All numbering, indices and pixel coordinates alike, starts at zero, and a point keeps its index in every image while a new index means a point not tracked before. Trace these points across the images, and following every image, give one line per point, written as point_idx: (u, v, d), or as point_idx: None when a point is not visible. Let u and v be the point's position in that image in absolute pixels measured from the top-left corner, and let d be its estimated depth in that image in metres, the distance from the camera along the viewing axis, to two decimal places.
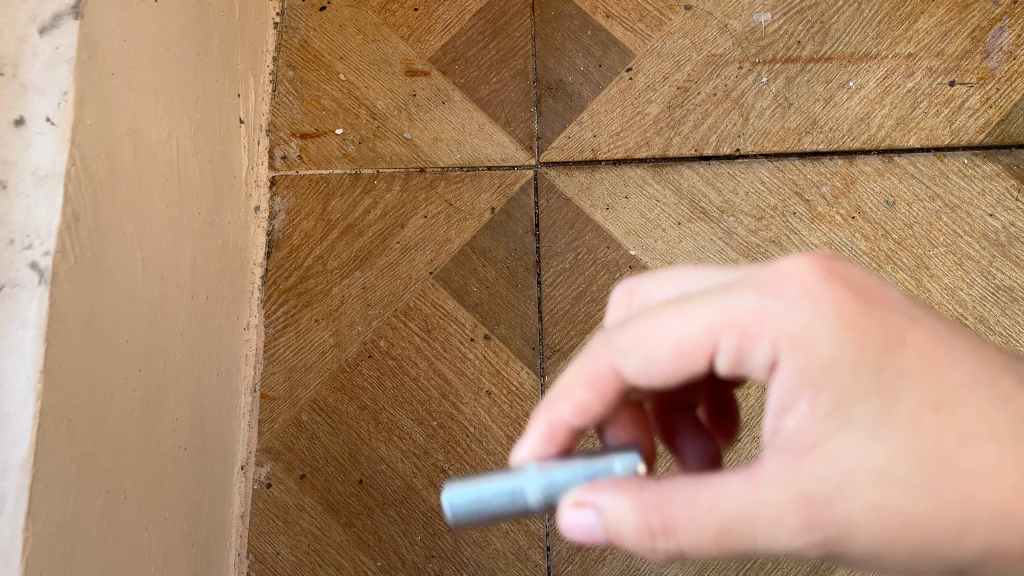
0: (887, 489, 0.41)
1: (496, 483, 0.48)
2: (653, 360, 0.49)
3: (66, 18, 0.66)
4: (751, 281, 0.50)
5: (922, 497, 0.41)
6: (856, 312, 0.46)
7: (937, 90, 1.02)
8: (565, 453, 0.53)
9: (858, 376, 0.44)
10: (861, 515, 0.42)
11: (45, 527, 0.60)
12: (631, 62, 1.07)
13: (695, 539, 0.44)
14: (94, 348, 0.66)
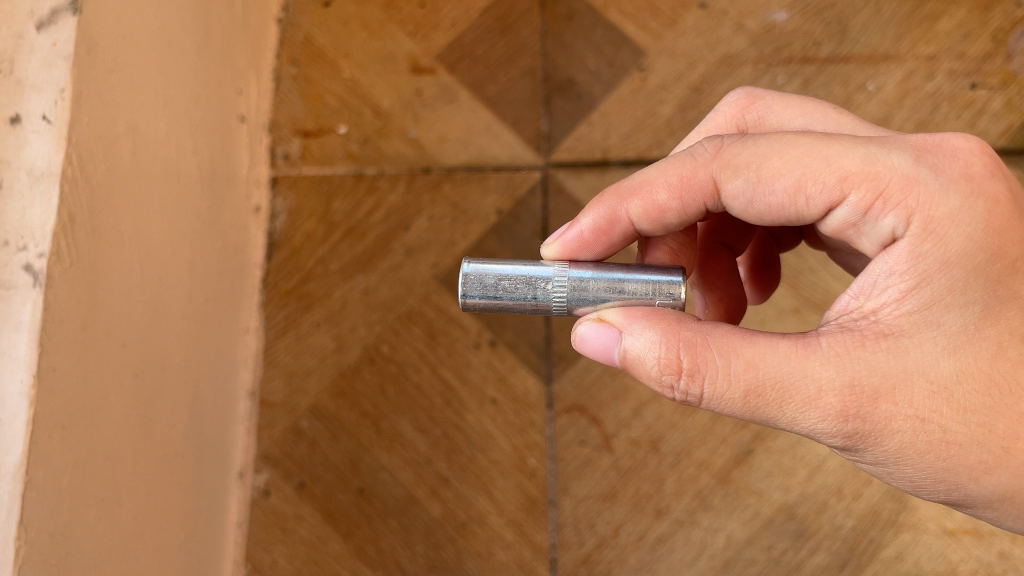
0: (943, 392, 0.50)
1: (518, 284, 0.61)
2: (765, 185, 0.56)
3: (64, 12, 0.63)
4: (911, 148, 0.53)
5: (973, 411, 0.50)
6: (998, 221, 0.50)
7: (958, 93, 0.99)
8: (610, 235, 0.64)
9: (971, 282, 0.50)
10: (903, 419, 0.50)
11: (38, 535, 0.58)
12: (644, 62, 1.05)
13: (734, 395, 0.53)
14: (88, 353, 0.64)
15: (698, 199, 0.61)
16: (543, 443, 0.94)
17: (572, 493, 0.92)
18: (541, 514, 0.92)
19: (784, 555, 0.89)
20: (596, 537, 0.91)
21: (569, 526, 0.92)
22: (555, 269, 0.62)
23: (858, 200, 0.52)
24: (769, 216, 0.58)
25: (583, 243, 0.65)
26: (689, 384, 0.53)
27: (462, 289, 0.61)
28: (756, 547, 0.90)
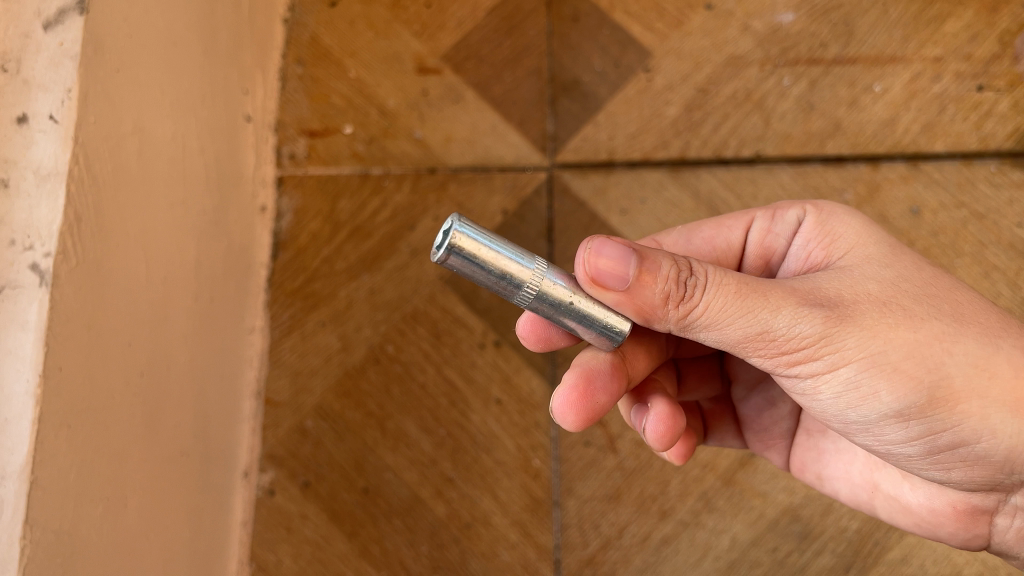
0: (892, 286, 0.59)
1: (500, 267, 0.55)
2: (695, 232, 0.77)
3: (72, 13, 0.63)
4: None
5: (922, 297, 0.58)
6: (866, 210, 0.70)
7: (964, 95, 0.99)
8: None
9: (873, 231, 0.65)
10: (868, 301, 0.57)
11: (44, 535, 0.58)
12: (650, 62, 1.05)
13: (727, 285, 0.56)
14: (94, 352, 0.64)
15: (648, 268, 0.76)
16: (548, 444, 0.94)
17: (577, 494, 0.92)
18: (545, 515, 0.92)
19: (789, 557, 0.89)
20: (601, 538, 0.91)
21: (573, 527, 0.92)
22: (535, 264, 0.58)
23: (763, 215, 0.73)
24: (704, 251, 0.76)
25: None
26: (689, 277, 0.56)
27: (448, 244, 0.53)
28: (761, 549, 0.90)
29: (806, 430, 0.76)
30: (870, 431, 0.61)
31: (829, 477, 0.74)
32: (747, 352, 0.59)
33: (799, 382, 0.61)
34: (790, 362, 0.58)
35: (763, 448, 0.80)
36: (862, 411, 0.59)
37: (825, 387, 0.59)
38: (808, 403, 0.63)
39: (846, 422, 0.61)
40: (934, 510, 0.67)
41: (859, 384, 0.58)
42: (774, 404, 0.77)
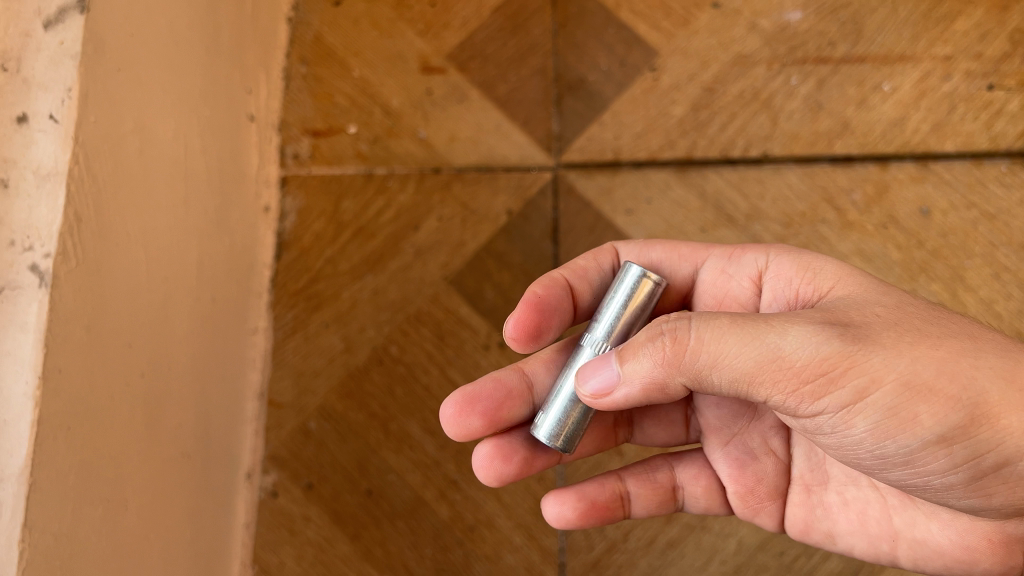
0: (892, 310, 0.57)
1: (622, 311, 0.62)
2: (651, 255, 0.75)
3: (72, 11, 0.62)
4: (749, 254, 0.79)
5: (930, 319, 0.56)
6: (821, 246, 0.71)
7: (975, 94, 0.98)
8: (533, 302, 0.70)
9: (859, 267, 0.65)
10: (876, 324, 0.55)
11: (42, 537, 0.58)
12: (656, 61, 1.04)
13: (719, 320, 0.55)
14: (92, 355, 0.63)
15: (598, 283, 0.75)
16: None
17: None
18: None
19: (796, 562, 0.88)
20: (605, 541, 0.91)
21: (578, 530, 0.91)
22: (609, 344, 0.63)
23: (721, 253, 0.73)
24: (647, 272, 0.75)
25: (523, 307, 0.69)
26: (670, 330, 0.56)
27: (649, 271, 0.63)
28: (768, 553, 0.89)
29: (804, 486, 0.67)
30: (912, 464, 0.56)
31: (842, 535, 0.66)
32: (764, 387, 0.54)
33: (829, 421, 0.56)
34: (814, 394, 0.54)
35: (753, 512, 0.70)
36: (901, 441, 0.54)
37: (857, 421, 0.54)
38: (840, 445, 0.58)
39: (884, 459, 0.56)
40: (973, 550, 0.61)
41: (892, 412, 0.53)
42: (758, 459, 0.69)
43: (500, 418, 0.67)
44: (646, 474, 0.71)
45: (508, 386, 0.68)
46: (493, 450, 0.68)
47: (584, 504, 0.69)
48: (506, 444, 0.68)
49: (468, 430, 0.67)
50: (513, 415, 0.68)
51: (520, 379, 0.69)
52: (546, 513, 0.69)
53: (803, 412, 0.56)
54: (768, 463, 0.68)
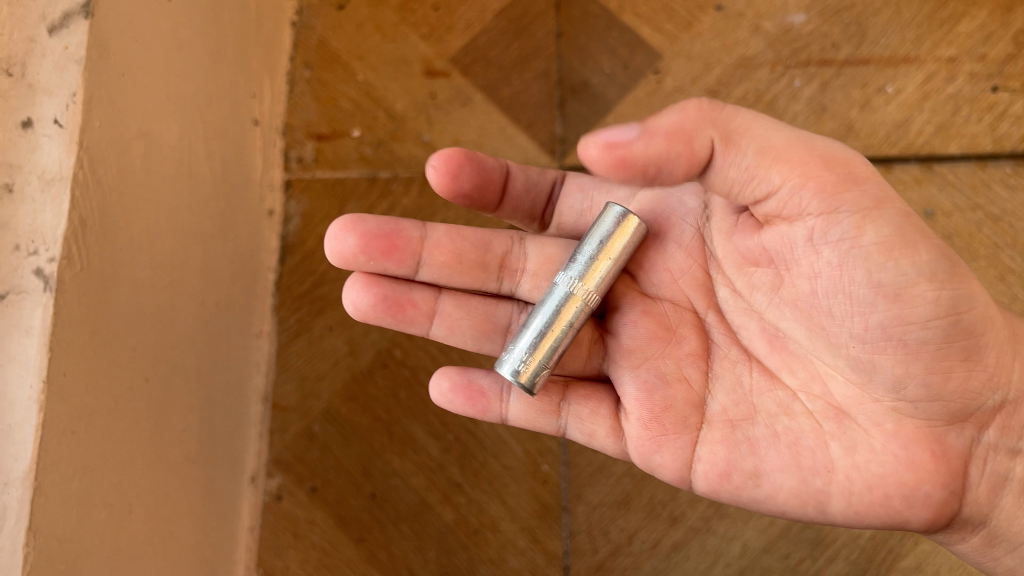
0: None
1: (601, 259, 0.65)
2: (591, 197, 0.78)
3: (76, 17, 0.62)
4: None
5: None
6: None
7: (979, 96, 0.98)
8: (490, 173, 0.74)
9: None
10: None
11: (47, 541, 0.58)
12: (659, 64, 1.04)
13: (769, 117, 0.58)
14: (97, 358, 0.63)
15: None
16: (555, 448, 0.93)
17: (585, 500, 0.92)
18: (554, 520, 0.92)
19: (800, 564, 0.88)
20: (610, 544, 0.91)
21: (582, 533, 0.91)
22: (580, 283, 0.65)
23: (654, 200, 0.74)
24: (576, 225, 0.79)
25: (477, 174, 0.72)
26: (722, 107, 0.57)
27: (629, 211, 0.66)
28: (773, 556, 0.89)
29: (722, 421, 0.63)
30: (899, 300, 0.56)
31: (769, 473, 0.61)
32: (784, 168, 0.56)
33: (840, 227, 0.56)
34: (837, 189, 0.56)
35: (653, 449, 0.64)
36: (901, 268, 0.55)
37: (872, 229, 0.55)
38: (836, 264, 0.57)
39: (875, 288, 0.56)
40: (916, 468, 0.59)
41: (902, 233, 0.55)
42: (669, 385, 0.65)
43: (377, 254, 0.70)
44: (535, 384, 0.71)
45: (404, 233, 0.70)
46: (358, 279, 0.71)
47: (459, 379, 0.71)
48: (375, 280, 0.71)
49: (342, 248, 0.70)
50: (396, 260, 0.70)
51: (421, 235, 0.71)
52: (432, 381, 0.72)
53: (817, 209, 0.56)
54: (682, 389, 0.65)
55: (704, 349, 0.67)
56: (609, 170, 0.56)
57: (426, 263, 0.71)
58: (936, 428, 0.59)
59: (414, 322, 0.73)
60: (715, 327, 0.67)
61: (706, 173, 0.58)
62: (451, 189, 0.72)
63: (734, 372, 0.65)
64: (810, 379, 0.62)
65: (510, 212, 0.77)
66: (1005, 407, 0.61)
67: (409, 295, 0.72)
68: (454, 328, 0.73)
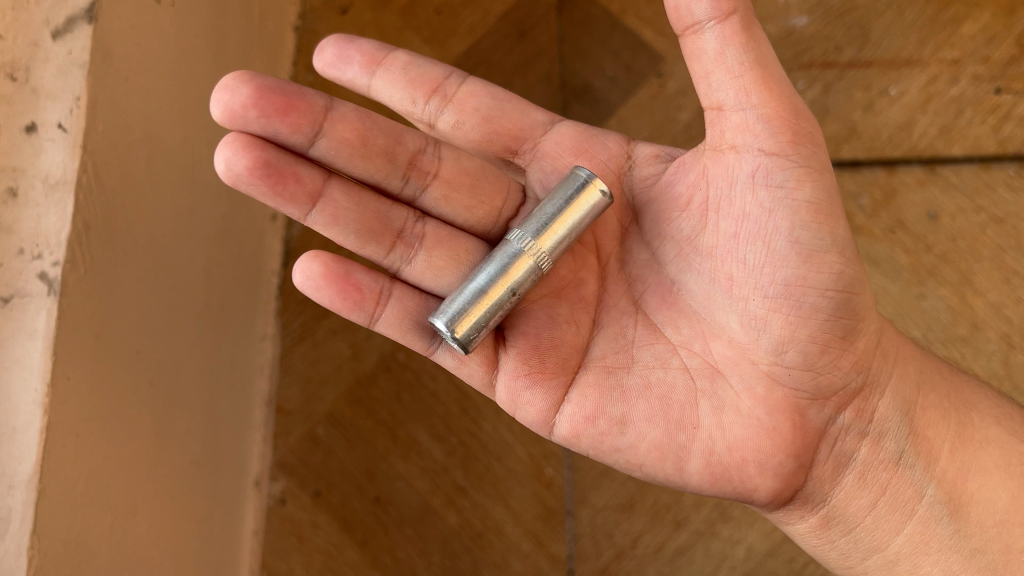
0: None
1: (567, 216, 0.62)
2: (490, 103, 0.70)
3: (80, 21, 0.62)
4: None
5: None
6: None
7: (982, 98, 0.98)
8: (354, 48, 0.68)
9: None
10: None
11: (51, 544, 0.58)
12: (662, 68, 1.04)
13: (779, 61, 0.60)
14: (101, 361, 0.63)
15: (428, 82, 0.69)
16: (560, 452, 0.93)
17: (589, 503, 0.91)
18: (558, 524, 0.91)
19: (805, 568, 0.88)
20: (614, 548, 0.90)
21: (586, 537, 0.91)
22: (536, 243, 0.62)
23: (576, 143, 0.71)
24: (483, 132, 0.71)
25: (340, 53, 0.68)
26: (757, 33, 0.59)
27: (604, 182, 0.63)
28: (776, 559, 0.89)
29: (599, 367, 0.63)
30: (809, 262, 0.59)
31: (636, 422, 0.61)
32: (763, 102, 0.58)
33: (783, 175, 0.59)
34: (794, 139, 0.59)
35: (524, 385, 0.63)
36: (819, 232, 0.59)
37: (809, 189, 0.59)
38: (766, 209, 0.59)
39: (794, 242, 0.59)
40: (775, 436, 0.62)
41: (830, 203, 0.59)
42: (559, 325, 0.64)
43: (270, 112, 0.61)
44: (415, 294, 0.66)
45: (305, 97, 0.63)
46: (239, 138, 0.61)
47: (337, 267, 0.63)
48: (258, 142, 0.61)
49: (231, 99, 0.61)
50: (291, 123, 0.62)
51: (325, 105, 0.63)
52: (299, 261, 0.63)
53: (768, 149, 0.59)
54: (568, 330, 0.64)
55: (599, 295, 0.67)
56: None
57: (325, 135, 0.64)
58: (803, 400, 0.62)
59: (293, 200, 0.63)
60: (613, 272, 0.68)
61: (703, 32, 0.58)
62: (330, 69, 0.69)
63: (620, 322, 0.65)
64: (694, 336, 0.64)
65: (386, 79, 0.69)
66: (863, 390, 0.65)
67: (294, 166, 0.62)
68: (338, 218, 0.64)
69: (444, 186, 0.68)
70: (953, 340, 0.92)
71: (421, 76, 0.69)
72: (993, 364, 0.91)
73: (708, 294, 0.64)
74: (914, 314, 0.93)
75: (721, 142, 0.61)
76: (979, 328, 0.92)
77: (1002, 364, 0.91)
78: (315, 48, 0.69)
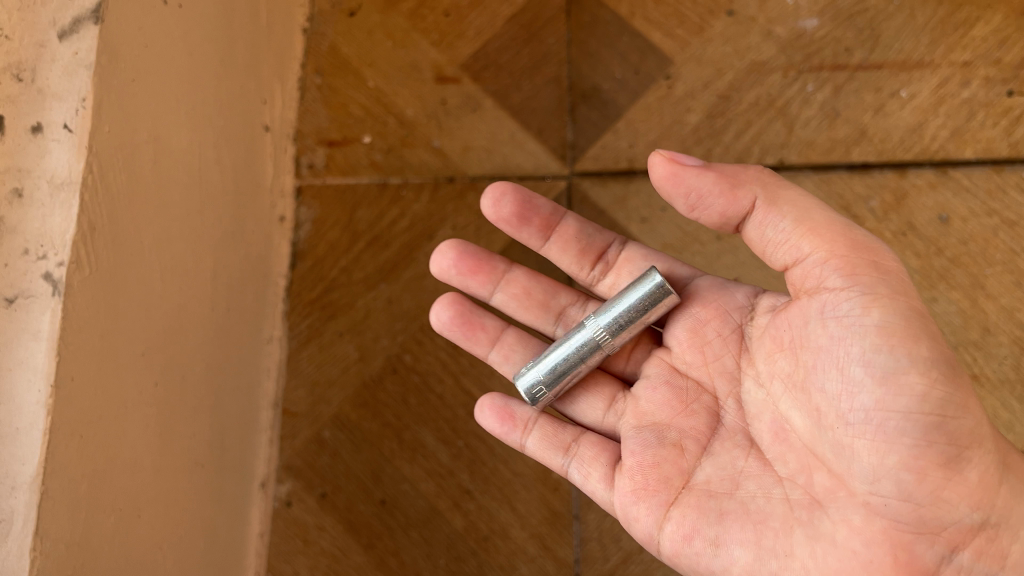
0: None
1: (632, 309, 0.69)
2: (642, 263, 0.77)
3: (86, 22, 0.63)
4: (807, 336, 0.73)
5: None
6: None
7: (994, 100, 0.97)
8: (532, 210, 0.78)
9: None
10: None
11: (54, 546, 0.58)
12: (670, 69, 1.03)
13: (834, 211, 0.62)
14: (106, 362, 0.63)
15: (592, 249, 0.79)
16: None
17: (596, 507, 0.91)
18: (565, 528, 0.91)
19: None
20: (621, 552, 0.90)
21: (593, 541, 0.90)
22: (608, 330, 0.70)
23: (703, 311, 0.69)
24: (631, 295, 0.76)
25: (517, 213, 0.78)
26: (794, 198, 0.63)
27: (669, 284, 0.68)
28: None
29: (702, 490, 0.61)
30: (886, 384, 0.54)
31: (729, 544, 0.58)
32: (820, 246, 0.59)
33: (848, 303, 0.56)
34: (852, 269, 0.57)
35: (631, 501, 0.64)
36: (895, 353, 0.54)
37: (878, 312, 0.55)
38: (837, 338, 0.56)
39: (867, 366, 0.54)
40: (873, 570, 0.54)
41: (908, 325, 0.55)
42: (665, 447, 0.65)
43: (466, 273, 0.81)
44: (559, 422, 0.73)
45: (493, 262, 0.81)
46: (445, 298, 0.80)
47: (498, 401, 0.75)
48: (455, 299, 0.80)
49: (440, 261, 0.81)
50: (479, 281, 0.81)
51: (505, 268, 0.81)
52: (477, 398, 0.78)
53: (833, 284, 0.57)
54: (671, 453, 0.64)
55: (709, 428, 0.65)
56: (664, 183, 0.64)
57: (503, 292, 0.81)
58: (904, 533, 0.54)
59: (477, 343, 0.80)
60: (729, 412, 0.65)
61: (746, 224, 0.63)
62: (503, 220, 0.79)
63: (732, 453, 0.62)
64: (797, 470, 0.58)
65: (556, 244, 0.79)
66: (985, 529, 0.55)
67: (481, 318, 0.80)
68: (509, 357, 0.79)
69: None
70: (964, 344, 0.91)
71: (586, 244, 0.78)
72: (1005, 369, 0.90)
73: (802, 438, 0.59)
74: None
75: (797, 290, 0.60)
76: (991, 332, 0.91)
77: (1014, 369, 0.90)
78: (492, 195, 0.78)
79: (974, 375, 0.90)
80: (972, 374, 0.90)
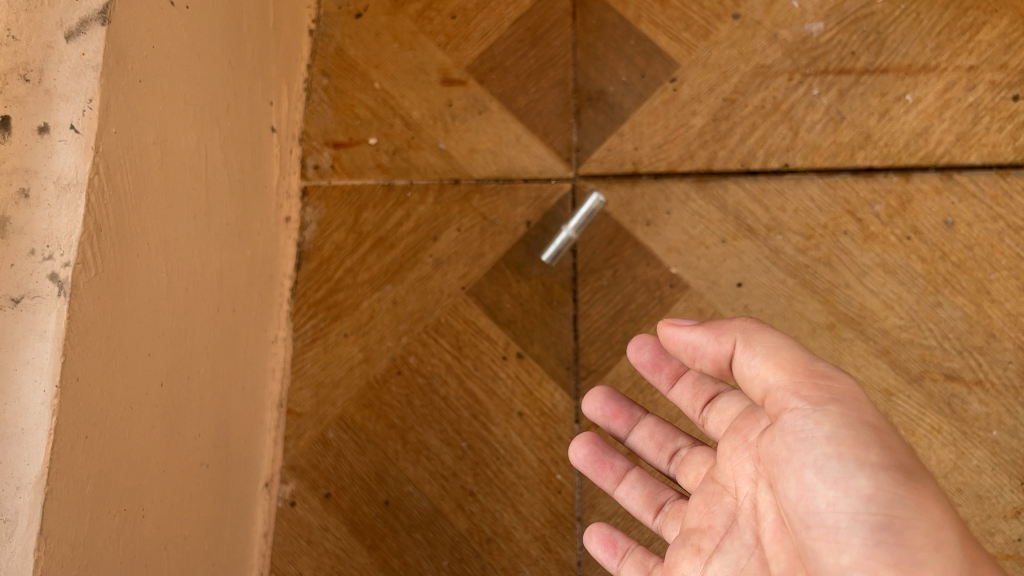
0: None
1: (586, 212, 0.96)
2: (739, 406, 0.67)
3: (94, 24, 0.63)
4: None
5: None
6: None
7: (999, 105, 0.97)
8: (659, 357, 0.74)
9: None
10: None
11: (59, 546, 0.58)
12: (676, 72, 1.03)
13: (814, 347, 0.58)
14: (112, 362, 0.64)
15: (704, 394, 0.71)
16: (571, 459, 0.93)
17: (599, 510, 0.91)
18: (568, 530, 0.91)
19: None
20: None
21: None
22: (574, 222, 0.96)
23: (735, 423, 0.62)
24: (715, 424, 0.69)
25: (649, 364, 0.75)
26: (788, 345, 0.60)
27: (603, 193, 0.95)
28: None
29: None
30: (835, 487, 0.51)
31: None
32: (782, 374, 0.56)
33: (802, 417, 0.54)
34: (806, 390, 0.55)
35: None
36: (844, 459, 0.52)
37: (830, 423, 0.53)
38: (792, 449, 0.54)
39: (818, 472, 0.52)
40: None
41: (860, 433, 0.52)
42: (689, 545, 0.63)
43: (608, 416, 0.79)
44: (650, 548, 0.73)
45: (634, 410, 0.78)
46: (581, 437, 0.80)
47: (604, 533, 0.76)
48: (591, 438, 0.79)
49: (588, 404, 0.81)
50: (618, 424, 0.78)
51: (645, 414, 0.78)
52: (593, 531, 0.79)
53: (789, 402, 0.55)
54: (690, 554, 0.62)
55: (724, 527, 0.61)
56: (665, 342, 0.65)
57: (638, 436, 0.77)
58: None
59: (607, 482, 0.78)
60: (745, 513, 0.59)
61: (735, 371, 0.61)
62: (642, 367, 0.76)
63: (738, 555, 0.59)
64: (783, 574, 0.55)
65: (679, 390, 0.73)
66: None
67: (611, 457, 0.78)
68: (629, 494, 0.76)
69: (682, 465, 0.72)
70: (968, 349, 0.91)
71: (701, 389, 0.71)
72: (1009, 374, 0.90)
73: (781, 545, 0.56)
74: (929, 323, 0.93)
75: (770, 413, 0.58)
76: (995, 337, 0.91)
77: (1018, 375, 0.90)
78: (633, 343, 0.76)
79: (977, 380, 0.91)
80: (975, 379, 0.91)
